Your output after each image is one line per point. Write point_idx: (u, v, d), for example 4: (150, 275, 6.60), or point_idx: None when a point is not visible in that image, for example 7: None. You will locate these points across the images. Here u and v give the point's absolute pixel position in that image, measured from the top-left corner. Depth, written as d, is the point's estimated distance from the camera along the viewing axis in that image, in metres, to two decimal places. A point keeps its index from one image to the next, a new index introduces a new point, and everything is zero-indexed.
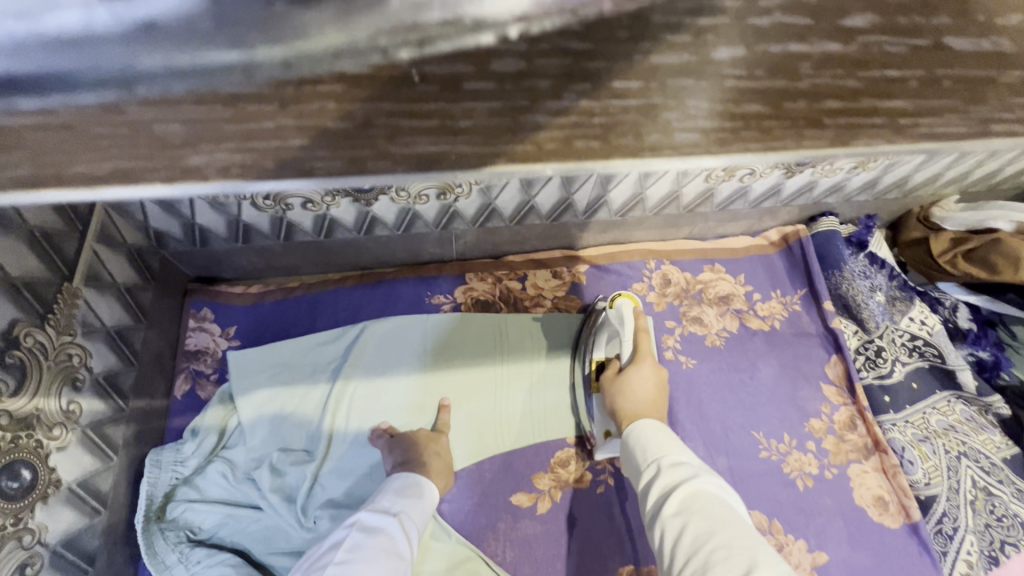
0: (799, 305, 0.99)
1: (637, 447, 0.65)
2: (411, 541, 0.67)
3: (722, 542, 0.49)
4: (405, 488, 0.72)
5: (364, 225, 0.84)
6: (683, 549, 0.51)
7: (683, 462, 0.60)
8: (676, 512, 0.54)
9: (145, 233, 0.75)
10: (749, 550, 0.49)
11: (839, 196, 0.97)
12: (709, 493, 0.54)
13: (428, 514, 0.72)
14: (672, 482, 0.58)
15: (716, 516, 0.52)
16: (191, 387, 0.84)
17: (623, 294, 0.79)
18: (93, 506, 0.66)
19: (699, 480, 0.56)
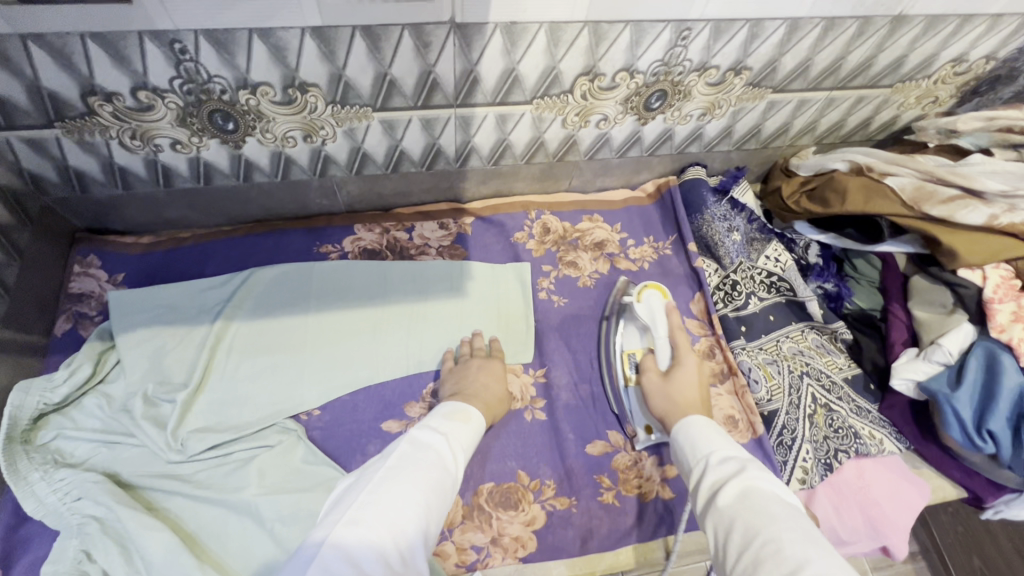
0: (670, 250, 1.06)
1: (685, 442, 0.70)
2: (455, 458, 0.68)
3: (771, 537, 0.52)
4: (451, 413, 0.74)
5: (241, 170, 0.89)
6: (737, 542, 0.54)
7: (730, 456, 0.64)
8: (726, 505, 0.58)
9: (19, 174, 0.80)
10: (799, 545, 0.51)
11: (701, 145, 1.05)
12: (758, 486, 0.58)
13: (473, 439, 0.74)
14: (721, 479, 0.61)
15: (761, 510, 0.55)
16: (72, 327, 0.88)
17: (651, 287, 0.92)
18: None
19: (748, 475, 0.60)
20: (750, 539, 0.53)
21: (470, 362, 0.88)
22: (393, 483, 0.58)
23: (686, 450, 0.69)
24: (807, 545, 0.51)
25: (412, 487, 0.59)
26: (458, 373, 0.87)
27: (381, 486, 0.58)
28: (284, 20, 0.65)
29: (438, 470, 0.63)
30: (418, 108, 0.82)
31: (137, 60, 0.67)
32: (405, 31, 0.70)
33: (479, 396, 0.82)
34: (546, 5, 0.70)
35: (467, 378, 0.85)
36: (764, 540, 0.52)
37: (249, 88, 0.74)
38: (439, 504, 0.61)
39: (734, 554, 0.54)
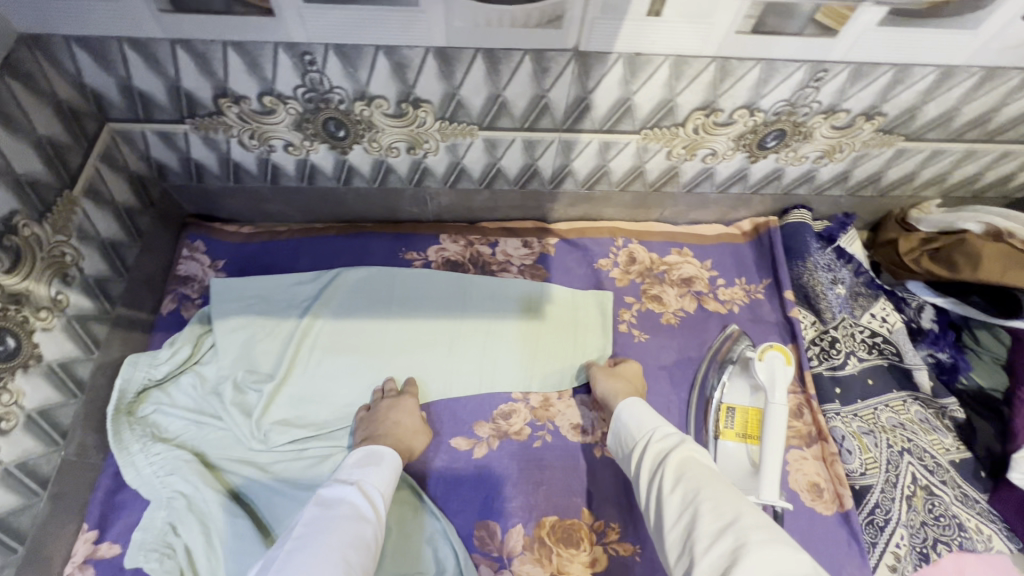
0: (762, 294, 1.00)
1: (625, 425, 0.76)
2: (374, 504, 0.69)
3: (709, 496, 0.58)
4: (363, 458, 0.75)
5: (343, 174, 0.91)
6: (674, 501, 0.60)
7: (669, 433, 0.70)
8: (665, 472, 0.64)
9: (147, 161, 0.86)
10: (734, 499, 0.57)
11: (810, 187, 0.98)
12: (693, 456, 0.65)
13: (391, 475, 0.75)
14: (664, 447, 0.68)
15: (698, 475, 0.61)
16: (176, 307, 0.92)
17: (775, 346, 0.77)
18: (71, 388, 0.73)
19: (684, 446, 0.66)
20: (688, 499, 0.59)
21: (382, 404, 0.86)
22: (302, 553, 0.59)
23: (628, 427, 0.75)
24: (738, 501, 0.57)
25: (324, 548, 0.60)
26: (371, 419, 0.84)
27: (294, 555, 0.59)
28: (412, 39, 0.66)
29: (353, 524, 0.65)
30: (524, 129, 0.81)
31: (268, 67, 0.70)
32: (527, 56, 0.69)
33: (392, 435, 0.81)
34: (677, 38, 0.66)
35: (379, 421, 0.83)
36: (702, 498, 0.57)
37: (366, 100, 0.75)
38: (360, 556, 0.62)
39: (671, 514, 0.59)
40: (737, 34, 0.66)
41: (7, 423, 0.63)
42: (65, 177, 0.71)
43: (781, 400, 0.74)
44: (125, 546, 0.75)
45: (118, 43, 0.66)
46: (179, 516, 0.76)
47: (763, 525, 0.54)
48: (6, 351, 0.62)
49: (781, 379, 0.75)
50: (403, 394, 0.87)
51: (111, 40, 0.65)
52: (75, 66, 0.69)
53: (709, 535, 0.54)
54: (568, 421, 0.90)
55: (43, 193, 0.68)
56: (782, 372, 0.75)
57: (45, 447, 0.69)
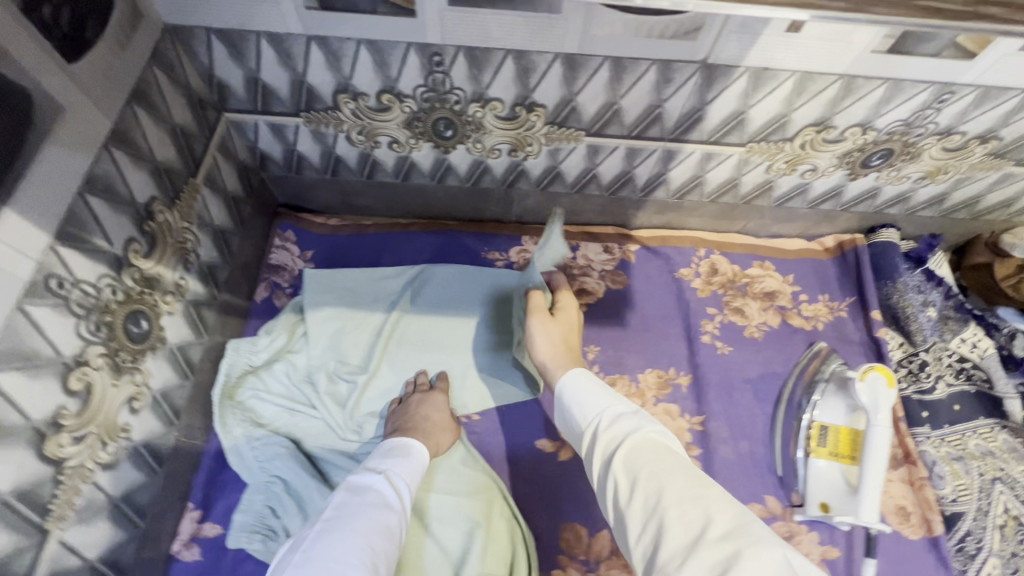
0: (846, 312, 0.99)
1: (574, 404, 0.69)
2: (400, 494, 0.69)
3: (672, 500, 0.52)
4: (393, 449, 0.75)
5: (438, 172, 0.92)
6: (637, 505, 0.54)
7: (624, 416, 0.63)
8: (621, 468, 0.58)
9: (253, 152, 0.87)
10: (700, 502, 0.51)
11: (902, 208, 0.97)
12: (651, 444, 0.58)
13: (417, 469, 0.74)
14: (615, 438, 0.61)
15: (657, 470, 0.55)
16: (268, 296, 0.95)
17: (877, 368, 0.76)
18: (185, 371, 0.75)
19: (638, 433, 0.60)
20: (650, 502, 0.53)
21: (411, 398, 0.85)
22: (337, 534, 0.59)
23: (575, 411, 0.68)
24: (709, 501, 0.52)
25: (348, 533, 0.60)
26: (401, 410, 0.83)
27: (319, 540, 0.59)
28: (544, 44, 0.66)
29: (377, 511, 0.64)
30: (630, 137, 0.81)
31: (394, 66, 0.70)
32: (653, 66, 0.69)
33: (422, 429, 0.80)
34: (810, 55, 0.66)
35: (409, 413, 0.82)
36: (666, 504, 0.52)
37: (482, 102, 0.76)
38: (385, 543, 0.61)
39: (635, 517, 0.54)
40: (872, 53, 0.65)
41: (138, 402, 0.65)
42: (191, 165, 0.73)
43: (886, 423, 0.74)
44: (227, 526, 0.77)
45: (256, 37, 0.67)
46: (278, 499, 0.77)
47: (738, 526, 0.49)
48: (141, 333, 0.64)
49: (885, 401, 0.75)
50: (432, 390, 0.87)
51: (250, 34, 0.67)
52: (209, 58, 0.70)
53: (677, 546, 0.49)
54: None
55: (175, 180, 0.70)
56: (885, 394, 0.75)
57: (164, 427, 0.71)
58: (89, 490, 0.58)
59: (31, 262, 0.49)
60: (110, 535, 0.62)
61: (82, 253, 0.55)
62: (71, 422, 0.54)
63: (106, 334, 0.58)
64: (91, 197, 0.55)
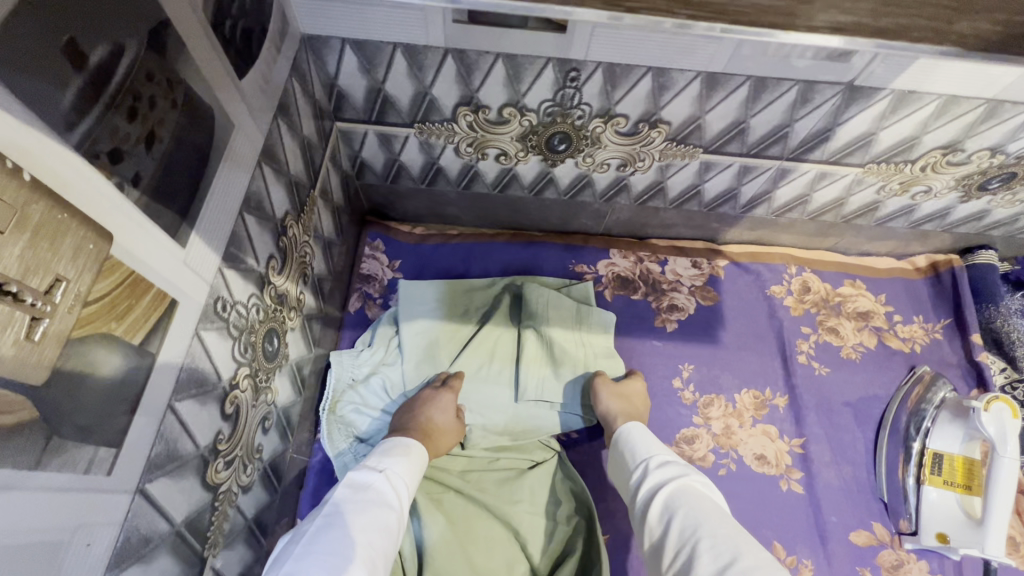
0: (942, 334, 0.97)
1: (627, 447, 0.72)
2: (401, 495, 0.66)
3: (707, 535, 0.54)
4: (392, 448, 0.71)
5: (538, 185, 0.90)
6: (673, 539, 0.57)
7: (669, 461, 0.66)
8: (661, 504, 0.60)
9: (355, 161, 0.86)
10: (732, 538, 0.53)
11: (1005, 230, 0.95)
12: (695, 490, 0.60)
13: (415, 469, 0.71)
14: (662, 478, 0.63)
15: (694, 508, 0.57)
16: (361, 306, 0.94)
17: (1001, 399, 0.75)
18: (299, 386, 0.73)
19: (685, 477, 0.62)
20: (685, 535, 0.55)
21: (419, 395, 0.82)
22: (335, 532, 0.57)
23: (626, 454, 0.71)
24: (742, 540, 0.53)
25: (348, 531, 0.57)
26: (406, 407, 0.80)
27: (320, 535, 0.56)
28: (688, 63, 0.64)
29: (376, 508, 0.61)
30: (748, 155, 0.80)
31: (526, 80, 0.69)
32: (795, 86, 0.67)
33: (422, 430, 0.76)
34: (963, 81, 0.64)
35: (409, 412, 0.79)
36: (701, 538, 0.54)
37: (606, 117, 0.74)
38: (382, 543, 0.58)
39: (669, 549, 0.56)
40: None
41: (267, 422, 0.63)
42: (312, 177, 0.71)
43: (1013, 454, 0.73)
44: None
45: (392, 49, 0.65)
46: None
47: (764, 564, 0.50)
48: (274, 351, 0.63)
49: (1011, 432, 0.73)
50: (441, 388, 0.82)
51: (386, 46, 0.65)
52: (336, 69, 0.69)
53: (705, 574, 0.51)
54: (752, 450, 0.88)
55: (300, 192, 0.68)
56: (1012, 427, 0.73)
57: (283, 445, 0.69)
58: (233, 513, 0.56)
59: (206, 286, 0.47)
60: (245, 557, 0.61)
61: (238, 274, 0.53)
62: (225, 447, 0.53)
63: (250, 355, 0.57)
64: (248, 216, 0.53)
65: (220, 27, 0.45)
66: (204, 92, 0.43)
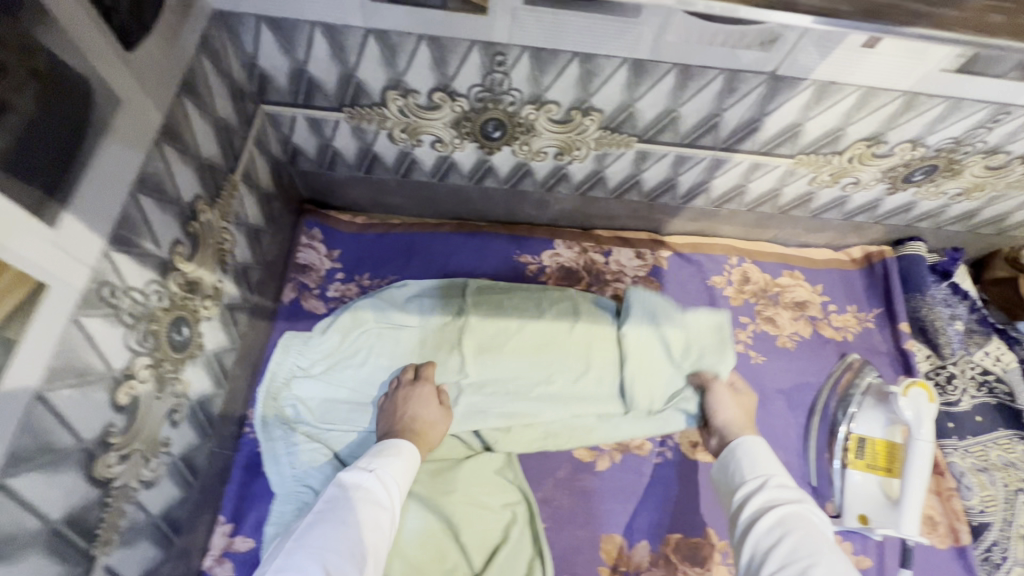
0: (873, 323, 1.00)
1: (738, 458, 0.70)
2: (393, 496, 0.65)
3: (824, 567, 0.54)
4: (383, 449, 0.70)
5: (478, 173, 0.89)
6: (779, 559, 0.57)
7: (785, 484, 0.65)
8: (773, 524, 0.60)
9: (286, 146, 0.83)
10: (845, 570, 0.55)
11: (932, 222, 0.99)
12: (809, 519, 0.60)
13: (410, 471, 0.70)
14: (774, 500, 0.63)
15: (812, 539, 0.58)
16: (296, 297, 0.91)
17: (918, 383, 0.77)
18: (219, 378, 0.71)
19: (805, 505, 0.62)
20: (796, 558, 0.56)
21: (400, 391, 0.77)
22: (325, 530, 0.58)
23: (741, 465, 0.69)
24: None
25: (340, 525, 0.59)
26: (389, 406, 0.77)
27: (313, 530, 0.58)
28: (614, 49, 0.64)
29: (366, 507, 0.62)
30: (682, 145, 0.80)
31: (453, 64, 0.67)
32: (721, 75, 0.67)
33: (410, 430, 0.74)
34: (882, 71, 0.65)
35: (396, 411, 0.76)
36: (816, 567, 0.54)
37: (537, 104, 0.73)
38: (374, 539, 0.60)
39: (772, 565, 0.57)
40: (940, 72, 0.65)
41: (177, 415, 0.61)
42: (232, 161, 0.69)
43: (928, 437, 0.75)
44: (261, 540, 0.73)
45: (310, 27, 0.63)
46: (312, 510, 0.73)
47: None
48: (183, 340, 0.60)
49: (927, 416, 0.76)
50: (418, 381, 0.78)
51: (303, 24, 0.63)
52: (255, 48, 0.66)
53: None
54: (688, 438, 0.89)
55: (216, 177, 0.65)
56: (927, 410, 0.76)
57: (199, 438, 0.67)
58: (132, 510, 0.54)
59: (88, 270, 0.44)
60: (149, 555, 0.59)
61: (133, 259, 0.50)
62: (119, 440, 0.50)
63: (151, 344, 0.54)
64: (142, 198, 0.51)
65: None
66: (68, 56, 0.41)
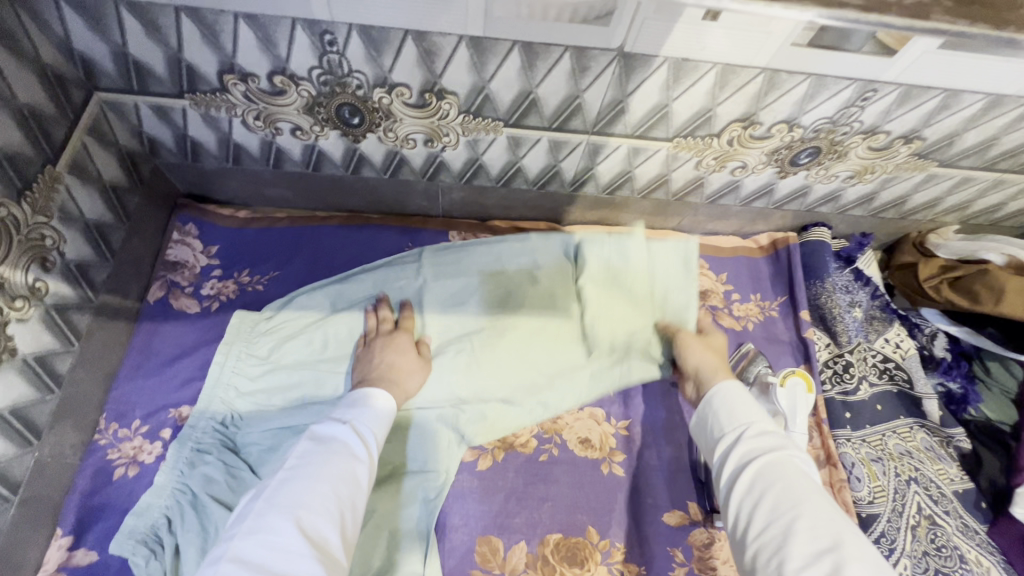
0: (777, 312, 0.98)
1: (716, 403, 0.67)
2: (369, 445, 0.65)
3: (807, 520, 0.51)
4: (358, 400, 0.70)
5: (352, 163, 0.85)
6: (762, 514, 0.54)
7: (767, 432, 0.61)
8: (754, 476, 0.57)
9: (138, 136, 0.78)
10: (833, 525, 0.50)
11: (833, 206, 0.96)
12: (794, 467, 0.57)
13: (385, 421, 0.70)
14: (754, 448, 0.59)
15: (793, 489, 0.54)
16: (164, 295, 0.86)
17: (797, 373, 0.75)
18: (47, 384, 0.67)
19: (784, 452, 0.58)
20: (779, 515, 0.52)
21: (376, 339, 0.79)
22: (297, 486, 0.57)
23: (719, 415, 0.65)
24: (840, 528, 0.50)
25: (314, 482, 0.58)
26: (365, 355, 0.78)
27: (284, 487, 0.57)
28: (445, 25, 0.60)
29: (343, 459, 0.61)
30: (552, 130, 0.76)
31: (282, 44, 0.63)
32: (567, 53, 0.64)
33: (386, 378, 0.74)
34: (731, 46, 0.62)
35: (369, 360, 0.77)
36: (799, 521, 0.51)
37: (386, 87, 0.69)
38: (351, 493, 0.60)
39: (756, 523, 0.54)
40: (793, 47, 0.62)
41: None
42: (48, 151, 0.64)
43: (802, 428, 0.73)
44: (104, 551, 0.69)
45: (115, 4, 0.59)
46: (182, 512, 0.70)
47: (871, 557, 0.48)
48: None
49: (802, 407, 0.74)
50: (396, 331, 0.80)
51: (108, 2, 0.58)
52: (64, 29, 0.62)
53: (803, 558, 0.48)
54: (576, 435, 0.86)
55: (22, 168, 0.61)
56: (802, 399, 0.74)
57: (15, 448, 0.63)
58: None
59: None
60: None
61: None
62: None
63: None
64: None
65: None
66: None
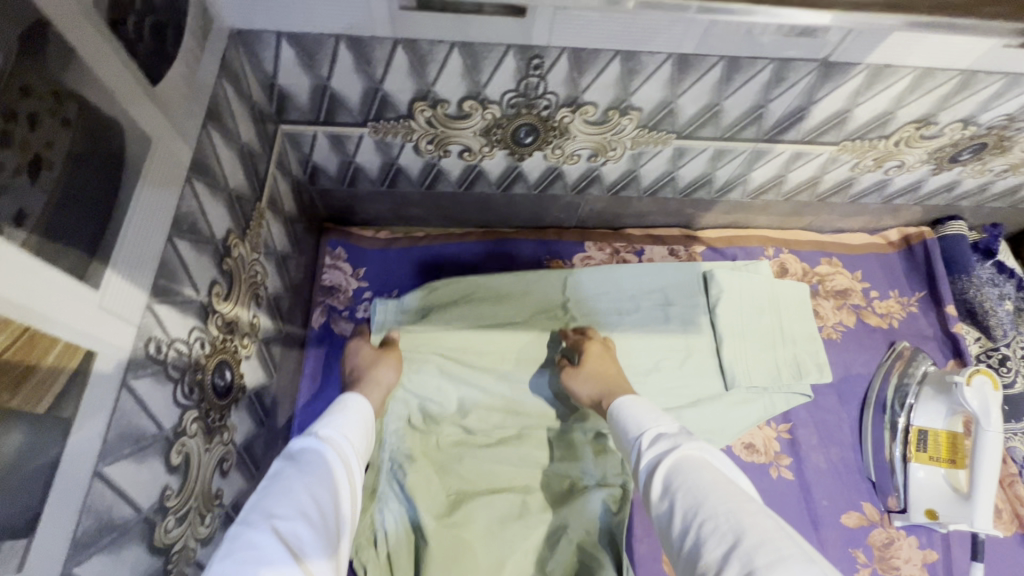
0: (917, 307, 0.98)
1: (620, 421, 0.64)
2: (349, 447, 0.56)
3: (710, 516, 0.46)
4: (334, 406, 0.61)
5: (507, 181, 0.85)
6: (676, 524, 0.48)
7: (661, 433, 0.58)
8: (660, 487, 0.52)
9: (307, 166, 0.79)
10: (734, 514, 0.45)
11: (975, 199, 0.95)
12: (693, 459, 0.52)
13: (365, 425, 0.61)
14: (655, 455, 0.55)
15: (692, 487, 0.49)
16: (326, 321, 0.88)
17: (981, 371, 0.75)
18: (260, 417, 0.68)
19: (679, 449, 0.53)
20: (688, 525, 0.47)
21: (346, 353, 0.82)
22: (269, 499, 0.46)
23: (622, 430, 0.63)
24: (748, 513, 0.45)
25: (288, 493, 0.47)
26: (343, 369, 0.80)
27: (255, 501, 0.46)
28: (658, 44, 0.60)
29: (323, 465, 0.51)
30: (722, 139, 0.76)
31: (486, 71, 0.63)
32: (769, 65, 0.64)
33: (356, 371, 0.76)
34: (938, 54, 0.62)
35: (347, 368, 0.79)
36: (704, 523, 0.45)
37: (573, 106, 0.69)
38: (333, 502, 0.49)
39: (675, 535, 0.48)
40: (1002, 48, 0.62)
41: (226, 464, 0.58)
42: (257, 188, 0.65)
43: (996, 426, 0.73)
44: None
45: (335, 41, 0.59)
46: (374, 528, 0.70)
47: (774, 538, 0.42)
48: (226, 386, 0.57)
49: (993, 404, 0.74)
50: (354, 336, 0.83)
51: (328, 38, 0.59)
52: (275, 67, 0.62)
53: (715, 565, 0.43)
54: (741, 440, 0.86)
55: (245, 207, 0.61)
56: (992, 397, 0.74)
57: (247, 483, 0.64)
58: (193, 571, 0.51)
59: (133, 328, 0.41)
60: None
61: (174, 308, 0.47)
62: (175, 503, 0.47)
63: (198, 395, 0.51)
64: (180, 242, 0.47)
65: (122, 27, 0.39)
66: (98, 100, 0.37)
